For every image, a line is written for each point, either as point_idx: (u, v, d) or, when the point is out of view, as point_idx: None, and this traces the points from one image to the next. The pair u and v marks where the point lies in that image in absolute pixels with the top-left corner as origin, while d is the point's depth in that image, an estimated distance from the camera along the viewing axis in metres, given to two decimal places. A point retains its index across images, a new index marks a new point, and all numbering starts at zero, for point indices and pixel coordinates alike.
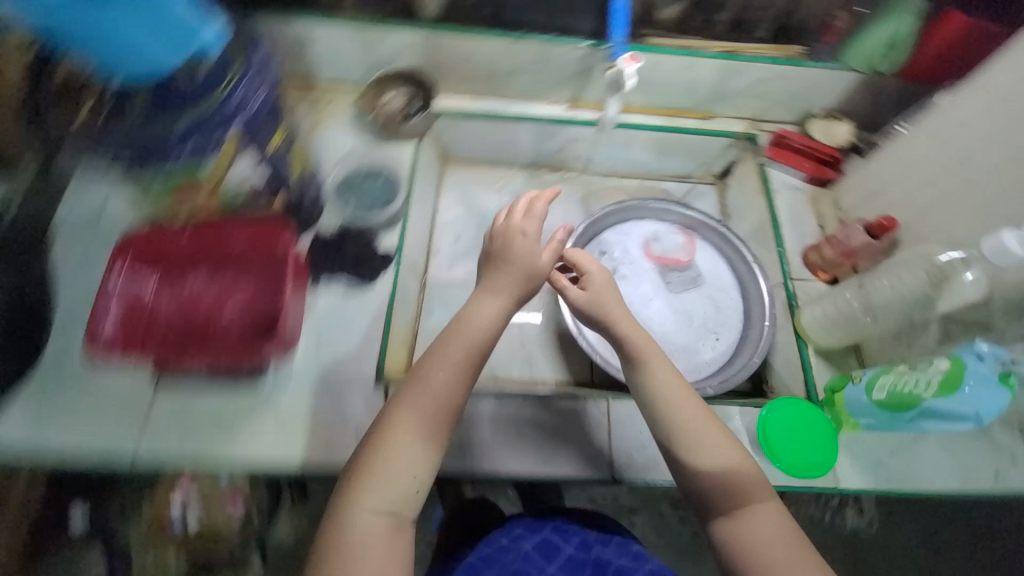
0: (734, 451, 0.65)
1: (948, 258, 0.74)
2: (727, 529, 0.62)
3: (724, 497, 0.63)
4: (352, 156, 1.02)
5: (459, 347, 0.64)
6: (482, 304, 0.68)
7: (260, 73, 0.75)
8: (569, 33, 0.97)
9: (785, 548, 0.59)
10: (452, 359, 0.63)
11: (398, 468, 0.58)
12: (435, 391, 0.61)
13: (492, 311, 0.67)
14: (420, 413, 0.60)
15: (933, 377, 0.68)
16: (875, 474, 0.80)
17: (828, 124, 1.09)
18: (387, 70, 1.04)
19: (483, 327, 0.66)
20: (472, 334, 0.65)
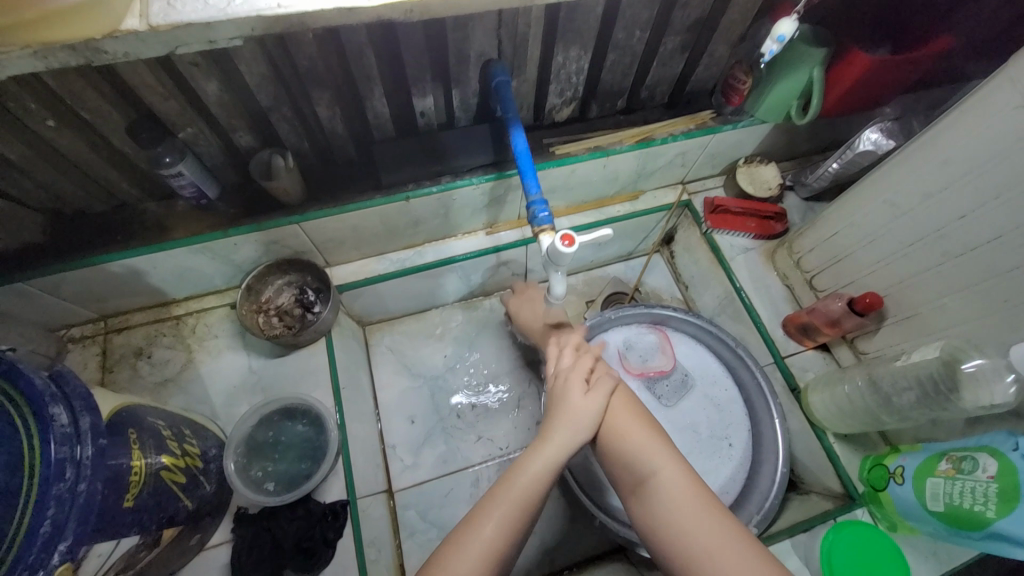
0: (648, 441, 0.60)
1: (973, 368, 0.62)
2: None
3: (629, 472, 0.59)
4: (255, 385, 0.84)
5: (502, 525, 0.53)
6: (535, 454, 0.58)
7: (70, 430, 0.46)
8: (461, 173, 0.82)
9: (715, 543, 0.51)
10: (494, 527, 0.53)
11: None
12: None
13: (541, 464, 0.58)
14: (459, 561, 0.50)
15: (989, 493, 0.60)
16: (936, 557, 0.72)
17: (754, 171, 0.98)
18: (262, 267, 0.83)
19: (528, 495, 0.55)
20: (514, 518, 0.54)
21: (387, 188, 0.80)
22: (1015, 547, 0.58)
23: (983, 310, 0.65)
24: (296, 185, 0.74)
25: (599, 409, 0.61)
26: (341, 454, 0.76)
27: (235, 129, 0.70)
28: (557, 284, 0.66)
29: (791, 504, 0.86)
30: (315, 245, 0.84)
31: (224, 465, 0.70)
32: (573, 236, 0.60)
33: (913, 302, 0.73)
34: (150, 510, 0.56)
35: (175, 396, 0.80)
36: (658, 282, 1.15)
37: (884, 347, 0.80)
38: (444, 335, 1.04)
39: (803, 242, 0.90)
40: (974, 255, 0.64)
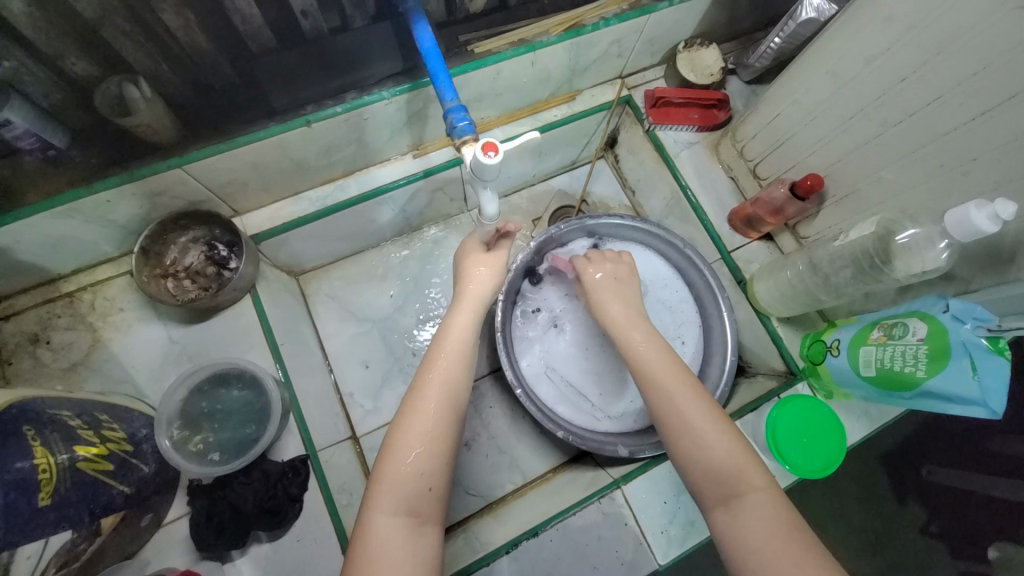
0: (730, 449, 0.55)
1: (906, 239, 0.63)
2: (720, 518, 0.53)
3: (716, 486, 0.54)
4: (181, 355, 0.77)
5: (446, 395, 0.58)
6: (455, 319, 0.65)
7: None
8: (368, 87, 0.70)
9: (660, 359, 0.62)
10: (437, 385, 0.58)
11: (404, 484, 0.53)
12: (421, 474, 0.54)
13: (466, 323, 0.64)
14: (423, 422, 0.56)
15: (920, 354, 0.64)
16: (867, 416, 0.80)
17: (695, 56, 0.91)
18: (155, 225, 0.72)
19: (459, 357, 0.61)
20: (443, 406, 0.57)
21: (282, 113, 0.69)
22: (939, 400, 0.63)
23: (918, 179, 0.64)
24: (163, 119, 0.63)
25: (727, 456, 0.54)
26: (291, 411, 0.73)
27: (62, 54, 0.56)
28: (488, 202, 0.60)
29: (740, 387, 0.91)
30: (211, 192, 0.72)
31: (159, 443, 0.65)
32: (497, 145, 0.53)
33: (853, 180, 0.72)
34: (74, 504, 0.53)
35: (89, 380, 0.71)
36: (604, 190, 1.10)
37: (824, 228, 0.80)
38: (387, 274, 0.98)
39: (746, 129, 0.86)
40: (912, 121, 0.62)
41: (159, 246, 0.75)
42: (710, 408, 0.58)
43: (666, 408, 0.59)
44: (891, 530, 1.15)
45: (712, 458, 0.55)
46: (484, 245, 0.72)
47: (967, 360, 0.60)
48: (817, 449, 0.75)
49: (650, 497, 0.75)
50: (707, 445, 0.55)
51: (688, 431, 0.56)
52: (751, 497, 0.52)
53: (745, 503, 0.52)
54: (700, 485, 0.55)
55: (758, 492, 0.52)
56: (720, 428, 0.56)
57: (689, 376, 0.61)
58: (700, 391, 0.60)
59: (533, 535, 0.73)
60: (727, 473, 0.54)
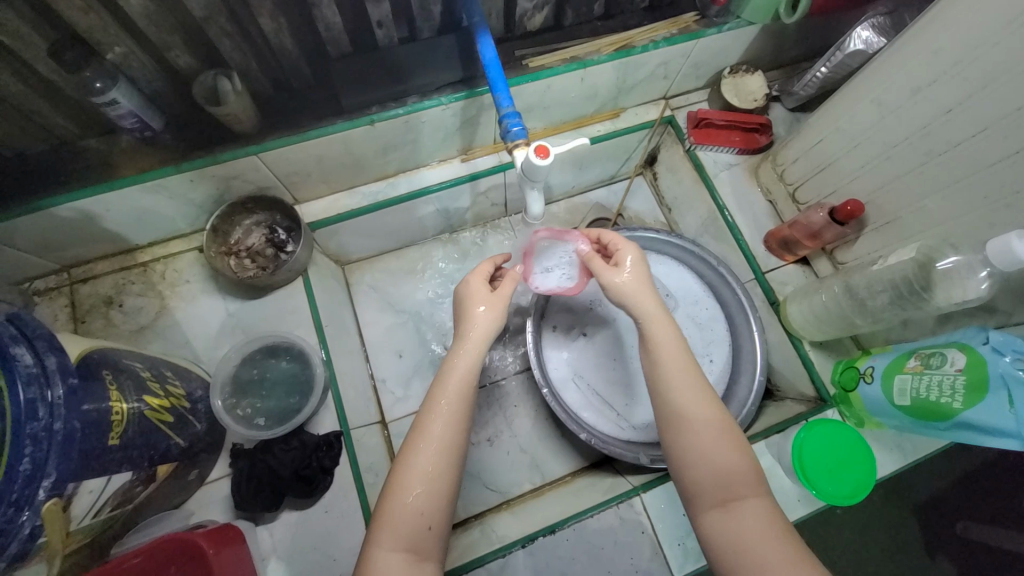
0: (734, 456, 0.55)
1: (948, 266, 0.63)
2: (715, 519, 0.53)
3: (715, 487, 0.54)
4: (234, 328, 0.83)
5: (450, 426, 0.58)
6: (460, 355, 0.62)
7: (32, 374, 0.46)
8: (429, 92, 0.76)
9: (679, 357, 0.60)
10: (439, 424, 0.58)
11: (405, 523, 0.54)
12: (421, 511, 0.55)
13: (467, 362, 0.62)
14: (418, 463, 0.56)
15: (956, 385, 0.63)
16: (900, 450, 0.78)
17: (740, 81, 0.94)
18: (225, 207, 0.79)
19: (460, 395, 0.60)
20: (444, 441, 0.58)
21: (350, 112, 0.75)
22: (976, 433, 0.62)
23: (961, 209, 0.64)
24: (248, 110, 0.70)
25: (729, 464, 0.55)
26: (330, 388, 0.78)
27: (169, 46, 0.63)
28: (534, 203, 0.63)
29: (767, 410, 0.91)
30: (278, 179, 0.79)
31: (212, 404, 0.70)
32: (548, 148, 0.56)
33: (894, 207, 0.73)
34: (138, 448, 0.58)
35: (152, 342, 0.78)
36: (640, 206, 1.13)
37: (862, 255, 0.80)
38: (426, 271, 1.03)
39: (787, 154, 0.88)
40: (958, 152, 0.62)
41: (227, 226, 0.82)
42: (721, 414, 0.58)
43: (673, 406, 0.58)
44: None
45: (715, 462, 0.55)
46: (485, 283, 0.70)
47: (1006, 394, 0.59)
48: (844, 475, 0.74)
49: (669, 507, 0.76)
50: (712, 449, 0.55)
51: (694, 431, 0.57)
52: (751, 505, 0.53)
53: (744, 510, 0.52)
54: (699, 489, 0.55)
55: (758, 498, 0.53)
56: (727, 434, 0.56)
57: (703, 380, 0.60)
58: (712, 396, 0.59)
59: (551, 533, 0.74)
60: (727, 476, 0.54)
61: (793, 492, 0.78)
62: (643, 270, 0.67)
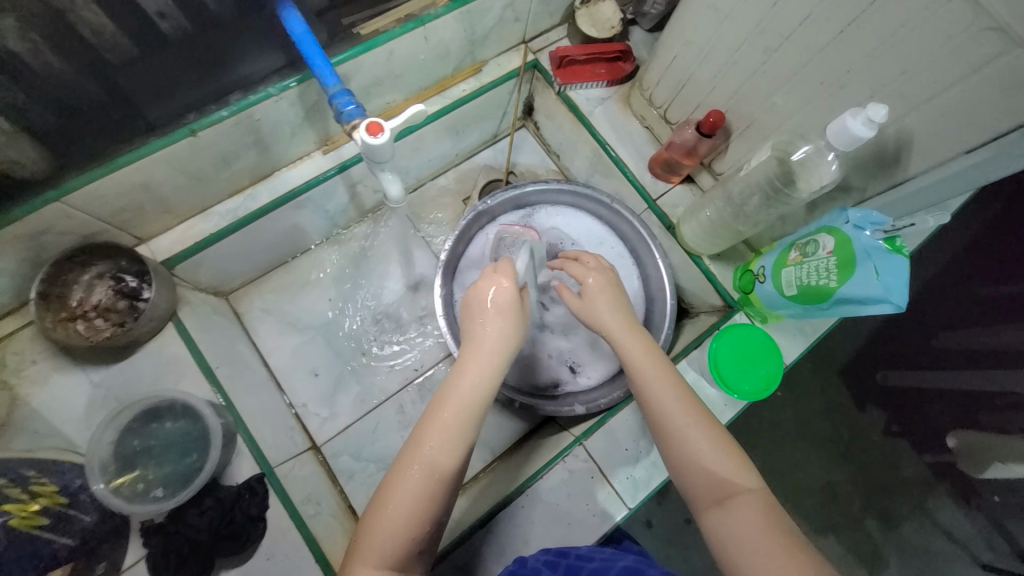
0: (728, 457, 0.57)
1: (802, 156, 0.66)
2: (716, 520, 0.54)
3: (710, 487, 0.55)
4: (105, 399, 0.72)
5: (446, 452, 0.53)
6: (461, 374, 0.56)
7: None
8: (254, 85, 0.68)
9: (656, 369, 0.62)
10: (450, 415, 0.54)
11: (399, 543, 0.51)
12: (400, 548, 0.51)
13: (469, 378, 0.56)
14: (415, 474, 0.53)
15: (831, 265, 0.67)
16: (802, 333, 0.84)
17: (593, 10, 0.91)
18: (49, 267, 0.67)
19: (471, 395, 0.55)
20: (459, 440, 0.54)
21: (162, 126, 0.65)
22: (853, 306, 0.67)
23: (805, 100, 0.67)
24: (28, 150, 0.59)
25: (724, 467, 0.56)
26: (238, 432, 0.71)
27: None
28: (390, 185, 0.58)
29: (685, 328, 0.94)
30: (104, 221, 0.68)
31: (94, 488, 0.62)
32: (382, 123, 0.51)
33: (751, 110, 0.75)
34: (13, 560, 0.56)
35: (14, 440, 0.66)
36: (531, 159, 1.10)
37: (735, 162, 0.82)
38: (322, 279, 0.95)
39: (650, 77, 0.87)
40: (791, 44, 0.64)
41: (60, 288, 0.70)
42: (704, 415, 0.59)
43: (662, 419, 0.60)
44: (846, 434, 1.24)
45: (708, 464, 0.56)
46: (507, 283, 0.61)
47: (871, 265, 0.63)
48: (756, 371, 0.78)
49: (611, 447, 0.78)
50: (701, 452, 0.57)
51: (684, 438, 0.58)
52: (744, 500, 0.54)
53: (741, 506, 0.53)
54: (697, 487, 0.57)
55: (753, 493, 0.54)
56: (712, 436, 0.58)
57: (680, 381, 0.62)
58: (693, 398, 0.61)
59: (506, 505, 0.74)
60: (719, 477, 0.55)
61: (718, 398, 0.82)
62: (609, 292, 0.70)
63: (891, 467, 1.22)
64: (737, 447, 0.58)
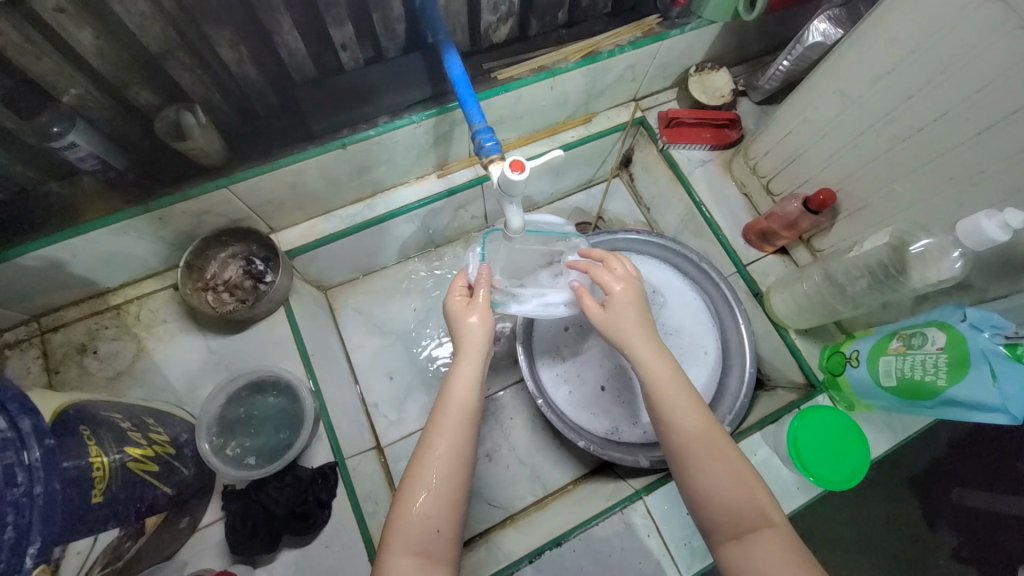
0: (751, 490, 0.56)
1: (921, 248, 0.65)
2: (732, 553, 0.54)
3: (734, 520, 0.55)
4: (214, 366, 0.81)
5: (457, 435, 0.58)
6: (461, 374, 0.61)
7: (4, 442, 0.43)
8: (400, 111, 0.75)
9: (678, 395, 0.62)
10: (455, 406, 0.59)
11: (418, 528, 0.53)
12: (432, 515, 0.54)
13: (472, 369, 0.62)
14: (433, 461, 0.56)
15: (939, 362, 0.64)
16: (890, 429, 0.79)
17: (707, 80, 0.95)
18: (198, 241, 0.77)
19: (467, 393, 0.60)
20: (461, 432, 0.58)
21: (320, 137, 0.73)
22: (961, 409, 0.63)
23: (928, 192, 0.66)
24: (215, 144, 0.68)
25: (747, 500, 0.55)
26: (321, 418, 0.76)
27: (127, 84, 0.62)
28: (512, 216, 0.63)
29: (760, 400, 0.92)
30: (252, 210, 0.77)
31: (200, 447, 0.68)
32: (523, 162, 0.56)
33: (864, 193, 0.75)
34: (124, 502, 0.55)
35: (133, 388, 0.76)
36: (620, 207, 1.14)
37: (838, 241, 0.82)
38: (410, 289, 1.01)
39: (757, 147, 0.89)
40: (921, 136, 0.64)
41: (201, 261, 0.80)
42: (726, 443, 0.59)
43: (677, 442, 0.60)
44: (916, 549, 1.13)
45: (723, 493, 0.56)
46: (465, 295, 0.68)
47: (987, 368, 0.60)
48: (839, 460, 0.75)
49: (671, 507, 0.76)
50: (720, 481, 0.57)
51: (701, 465, 0.58)
52: (767, 534, 0.53)
53: (760, 541, 0.53)
54: (717, 520, 0.56)
55: (774, 529, 0.54)
56: (735, 469, 0.57)
57: (700, 406, 0.62)
58: (710, 424, 0.60)
59: (556, 545, 0.73)
60: (743, 511, 0.55)
61: (792, 480, 0.78)
62: (634, 305, 0.68)
63: None
64: (762, 483, 0.57)
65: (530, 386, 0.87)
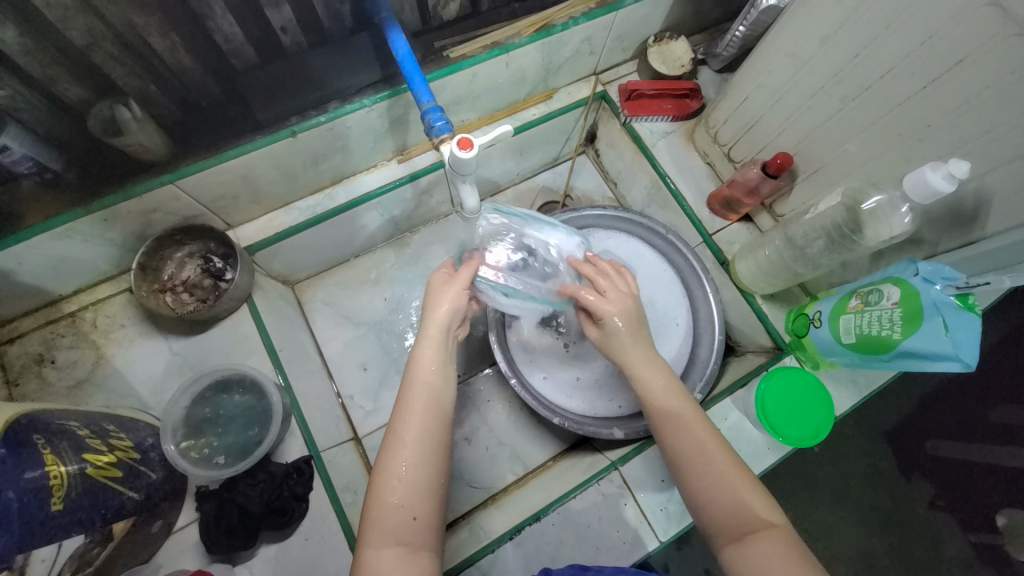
0: (748, 491, 0.58)
1: (873, 205, 0.66)
2: (733, 554, 0.55)
3: (733, 522, 0.57)
4: (180, 368, 0.80)
5: (425, 415, 0.58)
6: (425, 355, 0.62)
7: None
8: (350, 96, 0.73)
9: (679, 406, 0.64)
10: (419, 389, 0.60)
11: (392, 517, 0.53)
12: (407, 501, 0.54)
13: (431, 350, 0.62)
14: (404, 449, 0.56)
15: (895, 317, 0.66)
16: (856, 385, 0.82)
17: (665, 49, 0.94)
18: (151, 241, 0.75)
19: (434, 376, 0.61)
20: (430, 414, 0.59)
21: (268, 126, 0.71)
22: (917, 360, 0.65)
23: (878, 150, 0.67)
24: (156, 139, 0.65)
25: (745, 501, 0.57)
26: (293, 413, 0.76)
27: (55, 80, 0.59)
28: (468, 197, 0.62)
29: (731, 366, 0.93)
30: (204, 207, 0.75)
31: (165, 449, 0.67)
32: (471, 139, 0.55)
33: (820, 156, 0.75)
34: (86, 510, 0.54)
35: (94, 396, 0.74)
36: (587, 184, 1.14)
37: (798, 205, 0.83)
38: (380, 279, 1.00)
39: (717, 115, 0.89)
40: (869, 95, 0.65)
41: (156, 262, 0.77)
42: (725, 447, 0.62)
43: (677, 448, 0.62)
44: (889, 498, 1.18)
45: (725, 493, 0.58)
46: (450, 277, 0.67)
47: (940, 319, 0.61)
48: (806, 418, 0.77)
49: (646, 475, 0.77)
50: (719, 487, 0.59)
51: (700, 471, 0.60)
52: (766, 535, 0.55)
53: (760, 540, 0.54)
54: (717, 522, 0.58)
55: (773, 529, 0.55)
56: (732, 473, 0.59)
57: (694, 410, 0.65)
58: (709, 430, 0.62)
59: (537, 519, 0.75)
60: (741, 513, 0.57)
61: (762, 442, 0.80)
62: (632, 323, 0.70)
63: (934, 545, 1.16)
64: (761, 486, 0.59)
65: (505, 369, 0.87)
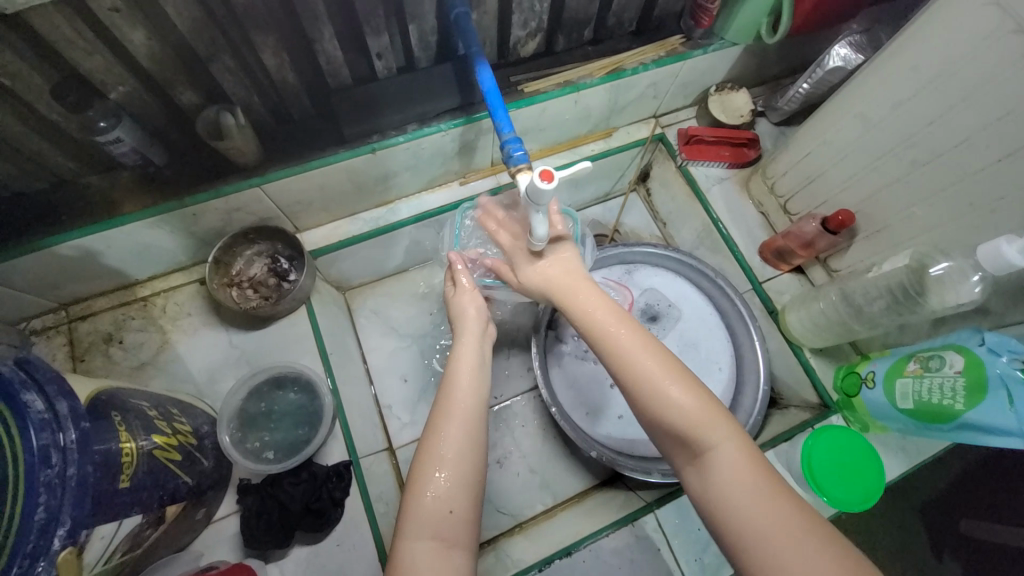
0: (689, 396, 0.51)
1: (940, 272, 0.65)
2: (693, 475, 0.50)
3: (683, 442, 0.51)
4: (235, 360, 0.83)
5: (464, 419, 0.57)
6: (463, 351, 0.63)
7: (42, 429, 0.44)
8: (429, 119, 0.77)
9: (604, 331, 0.57)
10: (463, 385, 0.59)
11: (428, 507, 0.51)
12: (444, 494, 0.52)
13: (472, 349, 0.63)
14: (449, 431, 0.55)
15: (957, 386, 0.64)
16: (905, 453, 0.79)
17: (727, 98, 0.97)
18: (227, 238, 0.79)
19: (474, 369, 0.61)
20: (472, 413, 0.57)
21: (351, 141, 0.76)
22: (983, 432, 0.63)
23: (947, 216, 0.67)
24: (251, 144, 0.70)
25: (685, 409, 0.51)
26: (338, 417, 0.77)
27: (172, 84, 0.64)
28: (539, 227, 0.61)
29: (772, 418, 0.92)
30: (280, 210, 0.79)
31: (219, 439, 0.70)
32: (552, 172, 0.56)
33: (883, 216, 0.75)
34: (147, 489, 0.56)
35: (155, 378, 0.78)
36: (636, 221, 1.15)
37: (855, 262, 0.83)
38: (427, 293, 1.03)
39: (776, 166, 0.91)
40: (943, 161, 0.65)
41: (229, 257, 0.82)
42: (666, 354, 0.55)
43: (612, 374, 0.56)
44: None
45: (667, 415, 0.51)
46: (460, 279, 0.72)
47: (1007, 393, 0.59)
48: (855, 482, 0.74)
49: (682, 522, 0.76)
50: (655, 403, 0.52)
51: (637, 392, 0.54)
52: (721, 450, 0.49)
53: (714, 458, 0.49)
54: (669, 443, 0.52)
55: (728, 442, 0.49)
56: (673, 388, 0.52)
57: (623, 328, 0.57)
58: (641, 349, 0.55)
59: (567, 555, 0.73)
60: (686, 425, 0.50)
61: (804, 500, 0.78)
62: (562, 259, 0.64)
63: None
64: (704, 389, 0.52)
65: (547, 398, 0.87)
